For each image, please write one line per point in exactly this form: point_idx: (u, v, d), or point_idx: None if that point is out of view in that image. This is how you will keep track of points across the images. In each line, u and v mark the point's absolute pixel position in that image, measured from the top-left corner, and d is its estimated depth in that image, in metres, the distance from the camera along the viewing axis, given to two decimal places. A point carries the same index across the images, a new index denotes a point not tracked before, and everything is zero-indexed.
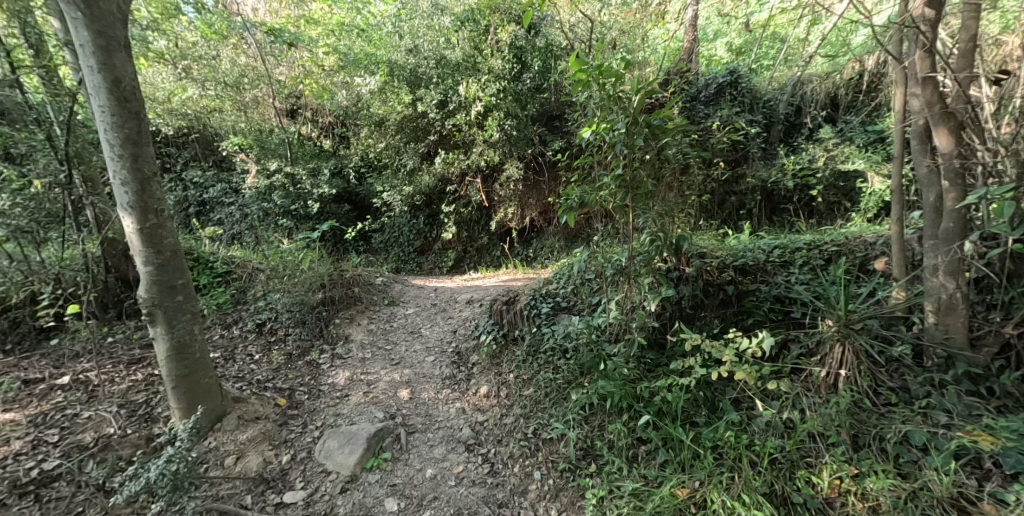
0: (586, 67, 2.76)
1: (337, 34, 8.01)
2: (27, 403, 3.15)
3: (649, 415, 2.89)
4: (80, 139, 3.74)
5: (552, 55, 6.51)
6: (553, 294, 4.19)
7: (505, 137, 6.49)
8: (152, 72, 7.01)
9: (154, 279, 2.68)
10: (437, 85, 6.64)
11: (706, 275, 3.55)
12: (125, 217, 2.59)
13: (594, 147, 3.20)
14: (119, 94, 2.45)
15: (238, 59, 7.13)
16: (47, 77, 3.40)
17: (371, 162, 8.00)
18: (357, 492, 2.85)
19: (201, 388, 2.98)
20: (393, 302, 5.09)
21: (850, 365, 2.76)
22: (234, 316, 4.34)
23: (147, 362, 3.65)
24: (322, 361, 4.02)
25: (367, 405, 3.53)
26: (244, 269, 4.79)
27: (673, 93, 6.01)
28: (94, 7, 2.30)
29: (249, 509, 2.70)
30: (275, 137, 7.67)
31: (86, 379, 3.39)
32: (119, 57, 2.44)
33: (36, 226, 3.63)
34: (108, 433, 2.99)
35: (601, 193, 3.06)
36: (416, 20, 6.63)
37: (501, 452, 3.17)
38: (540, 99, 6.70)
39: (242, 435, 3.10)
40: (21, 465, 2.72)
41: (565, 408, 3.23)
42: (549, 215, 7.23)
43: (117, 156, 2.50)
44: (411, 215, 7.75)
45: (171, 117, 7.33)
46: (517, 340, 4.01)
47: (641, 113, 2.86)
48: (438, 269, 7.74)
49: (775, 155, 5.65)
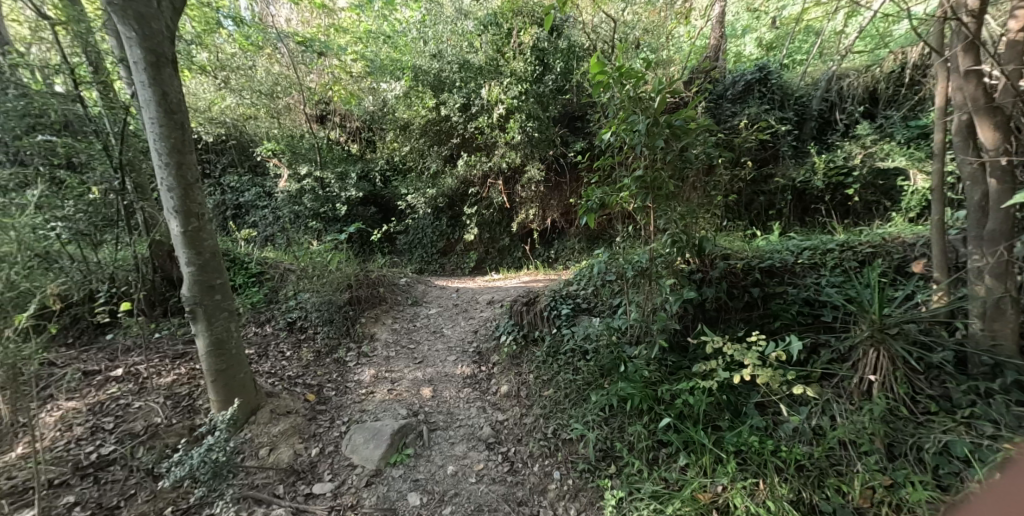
0: (605, 69, 2.79)
1: (365, 41, 8.18)
2: (86, 393, 3.41)
3: (670, 418, 2.88)
4: (131, 148, 4.03)
5: (574, 57, 6.45)
6: (573, 295, 4.20)
7: (526, 139, 6.51)
8: (195, 83, 7.45)
9: (196, 279, 2.85)
10: (460, 89, 6.74)
11: (730, 277, 3.48)
12: (171, 221, 2.76)
13: (614, 148, 3.21)
14: (167, 106, 2.62)
15: (272, 68, 7.43)
16: (104, 92, 3.74)
17: (397, 165, 8.21)
18: (382, 486, 2.94)
19: (237, 382, 3.15)
20: (418, 302, 5.22)
21: (884, 371, 2.66)
22: (267, 315, 4.52)
23: (190, 357, 3.85)
24: (348, 359, 4.15)
25: (391, 402, 3.63)
26: (276, 269, 4.98)
27: (698, 92, 5.92)
28: (146, 26, 2.48)
29: (282, 498, 2.84)
30: (306, 143, 7.94)
31: (136, 372, 3.62)
32: (167, 72, 2.61)
33: (93, 229, 3.86)
34: (156, 422, 3.19)
35: (622, 194, 3.07)
36: (439, 26, 6.76)
37: (521, 451, 3.21)
38: (562, 101, 6.66)
39: (274, 428, 3.25)
40: (82, 449, 2.98)
41: (584, 409, 3.24)
42: (570, 216, 7.21)
43: (164, 163, 2.67)
44: (435, 217, 7.94)
45: (210, 125, 7.65)
46: (537, 341, 4.04)
47: (661, 114, 2.87)
48: (460, 270, 7.83)
49: (807, 154, 5.46)
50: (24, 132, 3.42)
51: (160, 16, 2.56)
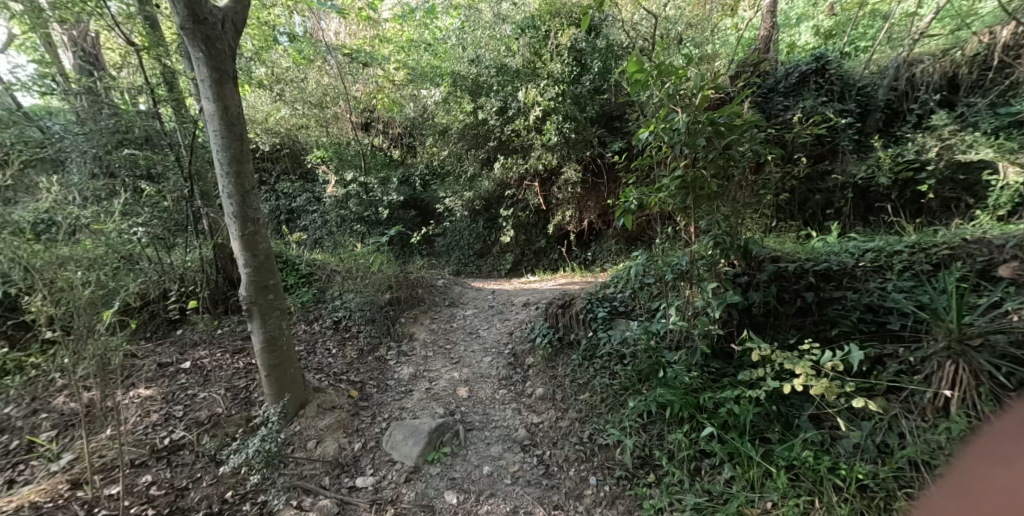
0: (643, 68, 2.73)
1: (407, 50, 8.45)
2: (161, 382, 3.74)
3: (713, 428, 2.78)
4: (199, 159, 4.42)
5: (613, 56, 6.34)
6: (610, 298, 4.14)
7: (563, 141, 6.45)
8: (254, 97, 8.02)
9: (252, 279, 3.06)
10: (498, 93, 6.80)
11: (780, 280, 3.31)
12: (231, 225, 2.99)
13: (652, 148, 3.14)
14: (228, 119, 2.84)
15: (321, 79, 7.90)
16: (178, 108, 4.15)
17: (436, 170, 8.44)
18: (421, 482, 3.02)
19: (288, 378, 3.33)
20: (455, 303, 5.32)
21: (965, 387, 2.40)
22: (315, 313, 4.77)
23: (247, 352, 4.13)
24: (389, 357, 4.29)
25: (429, 401, 3.72)
26: (323, 271, 5.24)
27: (745, 86, 5.64)
28: (212, 47, 2.71)
29: (328, 489, 2.99)
30: (351, 149, 8.26)
31: (201, 365, 3.92)
32: (228, 88, 2.83)
33: (167, 233, 4.33)
34: (218, 412, 3.44)
35: (660, 194, 2.99)
36: (479, 31, 6.85)
37: (557, 455, 3.19)
38: (599, 101, 6.56)
39: (321, 422, 3.41)
40: (158, 434, 3.28)
41: (621, 415, 3.19)
42: (608, 217, 7.07)
43: (225, 172, 2.89)
44: (472, 219, 8.08)
45: (267, 135, 8.25)
46: (573, 344, 4.00)
47: (703, 110, 2.78)
48: (496, 272, 7.91)
49: (871, 148, 5.02)
50: (113, 147, 4.08)
51: (224, 37, 2.78)
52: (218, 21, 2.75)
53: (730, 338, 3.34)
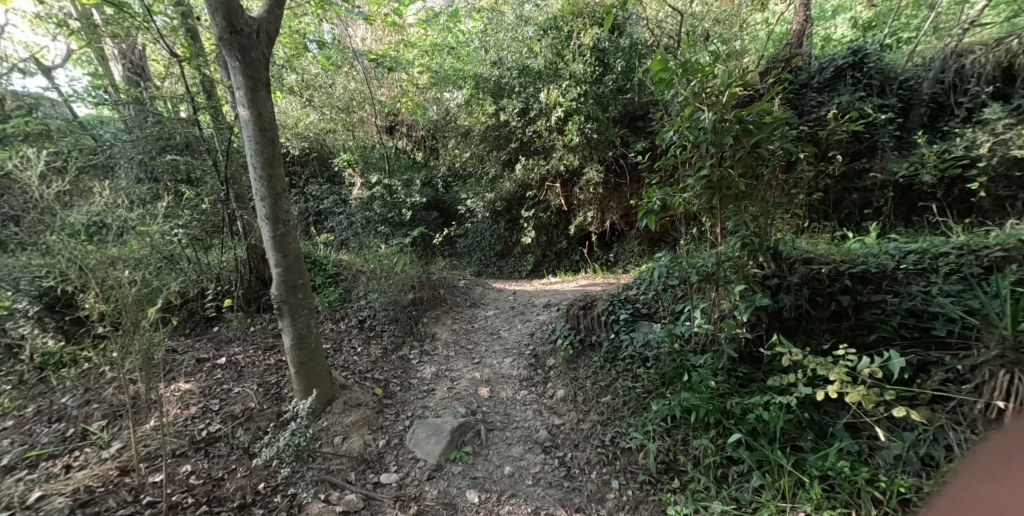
0: (668, 67, 2.68)
1: (431, 53, 8.59)
2: (200, 376, 3.91)
3: (741, 434, 2.72)
4: (234, 163, 4.62)
5: (637, 54, 6.25)
6: (632, 300, 4.10)
7: (585, 141, 6.40)
8: (285, 103, 8.31)
9: (283, 279, 3.17)
10: (520, 94, 6.80)
11: (812, 282, 3.19)
12: (263, 227, 3.11)
13: (676, 147, 3.08)
14: (262, 125, 2.96)
15: (348, 84, 7.99)
16: (215, 116, 4.36)
17: (458, 172, 8.53)
18: (443, 481, 3.06)
19: (316, 375, 3.42)
20: (477, 303, 5.36)
21: (1021, 399, 2.24)
22: (342, 312, 4.89)
23: (278, 349, 4.27)
24: (412, 356, 4.36)
25: (451, 400, 3.75)
26: (349, 271, 5.37)
27: (776, 82, 5.46)
28: (247, 56, 2.82)
29: (354, 484, 3.07)
30: (376, 153, 8.61)
31: (235, 361, 4.08)
32: (262, 95, 2.95)
33: (205, 234, 4.56)
34: (251, 406, 3.58)
35: (685, 195, 2.94)
36: (501, 33, 6.89)
37: (578, 457, 3.18)
38: (623, 101, 6.47)
39: (347, 418, 3.48)
40: (197, 426, 3.43)
41: (644, 418, 3.15)
42: (631, 218, 6.98)
43: (259, 176, 3.02)
44: (493, 220, 8.12)
45: (297, 140, 8.51)
46: (595, 346, 3.97)
47: (731, 109, 2.71)
48: (517, 273, 7.94)
49: (914, 145, 4.76)
50: (156, 153, 4.37)
51: (258, 46, 2.90)
52: (253, 31, 2.86)
53: (759, 342, 3.24)
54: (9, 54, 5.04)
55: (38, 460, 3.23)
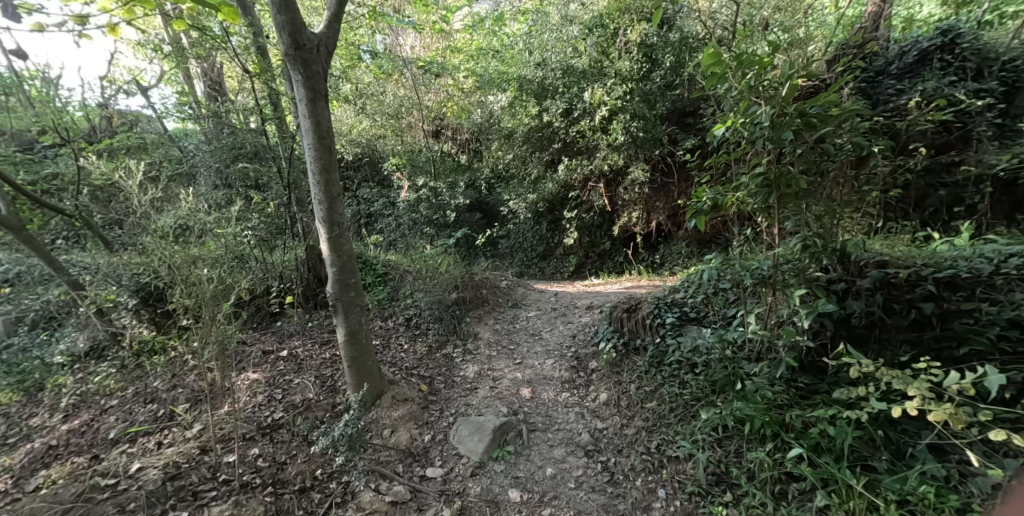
0: (721, 60, 2.54)
1: (476, 58, 8.75)
2: (265, 367, 4.21)
3: (802, 449, 2.54)
4: (296, 170, 4.97)
5: (688, 49, 6.00)
6: (680, 304, 3.97)
7: (631, 140, 6.24)
8: (340, 111, 8.78)
9: (337, 278, 3.35)
10: (564, 94, 6.75)
11: (887, 288, 2.91)
12: (321, 229, 3.30)
13: (729, 144, 2.93)
14: (320, 133, 3.15)
15: (398, 91, 8.27)
16: (280, 126, 4.72)
17: (501, 173, 8.62)
18: (486, 478, 3.09)
19: (367, 370, 3.58)
20: (518, 304, 5.38)
21: None
22: (390, 311, 5.08)
23: (333, 344, 4.53)
24: (455, 355, 4.44)
25: (493, 399, 3.80)
26: (396, 271, 5.59)
27: (845, 70, 5.03)
28: (308, 70, 3.02)
29: (401, 476, 3.18)
30: (423, 156, 8.58)
31: (295, 354, 4.36)
32: (321, 105, 3.13)
33: (270, 235, 4.95)
34: (309, 397, 3.81)
35: (738, 194, 2.79)
36: (546, 34, 6.88)
37: (622, 463, 3.11)
38: (671, 97, 6.24)
39: (394, 413, 3.60)
40: (262, 413, 3.69)
41: (693, 427, 3.04)
42: (678, 218, 6.81)
43: (317, 181, 3.21)
44: (535, 221, 8.12)
45: (350, 145, 8.94)
46: (639, 350, 3.86)
47: (792, 102, 2.54)
48: (559, 274, 7.92)
49: (1018, 134, 4.19)
50: (230, 161, 4.85)
51: (319, 59, 3.09)
52: (315, 46, 3.06)
53: (823, 351, 3.00)
54: (117, 77, 5.78)
55: (135, 436, 3.59)
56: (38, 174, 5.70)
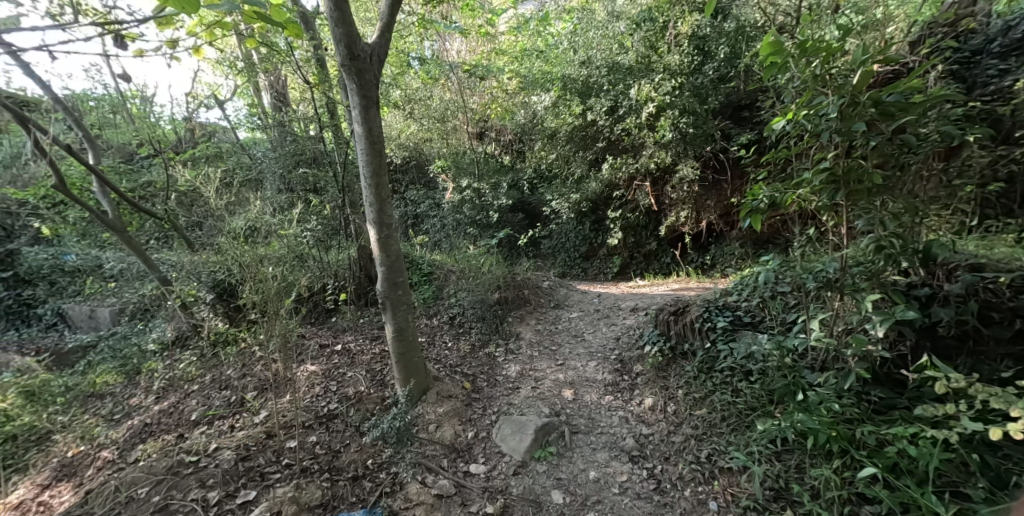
0: (782, 49, 2.37)
1: (520, 59, 8.78)
2: (321, 359, 4.46)
3: (876, 469, 2.33)
4: (349, 174, 5.25)
5: (744, 38, 5.69)
6: (732, 307, 3.79)
7: (679, 136, 6.02)
8: (389, 117, 9.10)
9: (386, 276, 3.48)
10: (608, 92, 6.58)
11: (981, 294, 2.61)
12: (371, 230, 3.44)
13: (790, 138, 2.74)
14: (371, 138, 3.29)
15: (444, 95, 8.54)
16: (336, 134, 5.00)
17: (544, 173, 8.60)
18: (528, 478, 3.10)
19: (414, 366, 3.69)
20: (561, 305, 5.35)
21: None
22: (435, 309, 5.20)
23: (382, 340, 4.73)
24: (498, 354, 4.48)
25: (535, 400, 3.79)
26: (441, 270, 5.74)
27: (931, 52, 4.54)
28: (361, 78, 3.16)
29: (446, 471, 3.23)
30: (467, 157, 8.69)
31: (347, 349, 4.59)
32: (372, 112, 3.27)
33: (326, 236, 5.27)
34: (361, 390, 3.99)
35: (799, 191, 2.60)
36: (591, 32, 6.78)
37: (669, 471, 3.01)
38: (725, 90, 5.96)
39: (439, 408, 3.68)
40: (319, 403, 3.90)
41: (747, 438, 2.89)
42: (731, 217, 6.54)
43: (367, 184, 3.35)
44: (578, 221, 8.02)
45: (398, 149, 9.22)
46: (688, 355, 3.72)
47: (866, 89, 2.32)
48: (603, 275, 7.79)
49: None
50: (292, 167, 5.40)
51: (370, 68, 3.22)
52: (367, 55, 3.20)
53: (905, 363, 2.78)
54: (198, 92, 6.35)
55: (213, 419, 3.93)
56: (136, 183, 6.41)
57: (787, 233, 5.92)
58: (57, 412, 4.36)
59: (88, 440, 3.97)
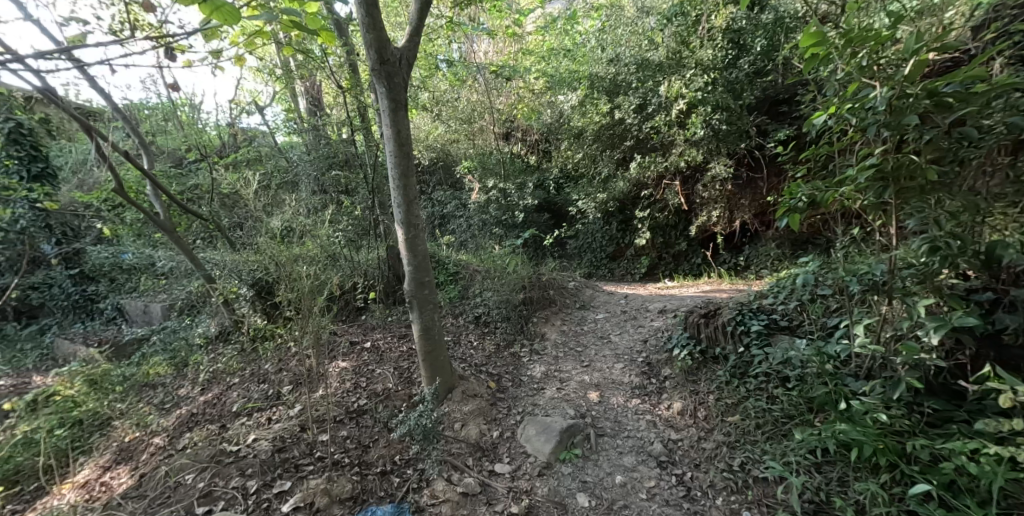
0: (824, 40, 2.25)
1: (547, 59, 8.76)
2: (351, 356, 4.58)
3: (927, 486, 2.19)
4: (379, 175, 5.38)
5: (783, 29, 5.47)
6: (767, 310, 3.65)
7: (712, 133, 5.85)
8: (418, 119, 9.25)
9: (413, 276, 3.54)
10: (637, 89, 6.46)
11: None
12: (399, 230, 3.51)
13: (832, 133, 2.61)
14: (400, 141, 3.35)
15: (471, 97, 8.63)
16: (368, 136, 5.14)
17: (570, 173, 8.53)
18: (553, 479, 3.08)
19: (440, 365, 3.74)
20: (587, 305, 5.30)
21: None
22: (460, 308, 5.25)
23: (409, 338, 4.82)
24: (523, 354, 4.48)
25: (560, 401, 3.76)
26: (467, 270, 5.79)
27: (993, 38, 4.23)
28: (391, 82, 3.22)
29: (472, 469, 3.26)
30: (493, 158, 8.73)
31: (375, 346, 4.70)
32: (401, 115, 3.33)
33: (357, 236, 5.43)
34: (389, 387, 4.07)
35: (842, 189, 2.47)
36: (620, 29, 6.69)
37: (700, 478, 2.92)
38: (761, 84, 5.75)
39: (465, 407, 3.71)
40: (349, 398, 4.01)
41: (784, 448, 2.77)
42: (767, 217, 6.30)
43: (396, 185, 3.42)
44: (605, 221, 7.92)
45: (426, 151, 9.36)
46: (719, 359, 3.61)
47: (918, 80, 2.18)
48: (631, 276, 7.66)
49: None
50: (325, 169, 5.61)
51: (400, 72, 3.29)
52: (397, 60, 3.26)
53: (964, 372, 2.60)
54: (239, 99, 6.66)
55: (252, 411, 4.11)
56: (184, 186, 6.79)
57: (828, 233, 5.66)
58: (115, 400, 4.68)
59: (142, 427, 4.23)
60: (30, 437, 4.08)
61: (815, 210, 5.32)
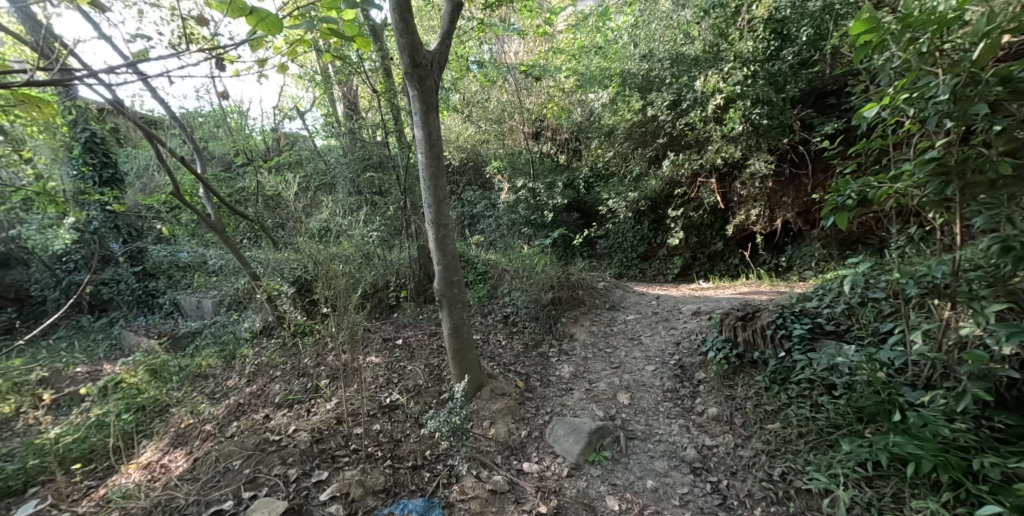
0: (878, 26, 2.11)
1: (578, 57, 8.67)
2: (383, 352, 4.70)
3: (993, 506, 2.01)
4: (411, 176, 5.50)
5: (833, 16, 5.07)
6: (811, 313, 3.47)
7: (752, 128, 5.62)
8: (449, 121, 9.39)
9: (443, 274, 3.59)
10: (671, 85, 6.28)
11: None
12: (429, 230, 3.57)
13: (887, 126, 2.44)
14: (431, 142, 3.40)
15: (502, 97, 8.65)
16: (401, 138, 5.26)
17: (600, 172, 8.40)
18: (582, 481, 3.04)
19: (469, 363, 3.77)
20: (617, 306, 5.21)
21: None
22: (489, 308, 5.29)
23: (439, 336, 4.89)
24: (551, 354, 4.46)
25: (589, 402, 3.72)
26: (496, 270, 5.83)
27: None
28: (423, 84, 3.28)
29: (500, 467, 3.27)
30: (523, 157, 8.73)
31: (406, 343, 4.80)
32: (432, 116, 3.39)
33: (390, 235, 5.57)
34: (420, 383, 4.15)
35: (896, 185, 2.31)
36: (654, 24, 6.54)
37: (736, 487, 2.81)
38: (806, 76, 5.48)
39: (494, 405, 3.73)
40: (382, 393, 4.12)
41: (830, 459, 2.63)
42: (811, 215, 6.00)
43: (427, 186, 3.47)
44: (637, 221, 7.76)
45: (456, 152, 9.47)
46: (758, 364, 3.46)
47: (989, 66, 2.01)
48: (663, 276, 7.47)
49: None
50: (360, 171, 5.79)
51: (432, 74, 3.34)
52: (430, 62, 3.31)
53: None
54: (281, 105, 6.98)
55: (291, 403, 4.29)
56: (232, 189, 7.19)
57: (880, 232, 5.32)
58: (173, 389, 5.01)
59: (195, 415, 4.51)
60: (101, 420, 4.43)
61: (866, 208, 5.01)
